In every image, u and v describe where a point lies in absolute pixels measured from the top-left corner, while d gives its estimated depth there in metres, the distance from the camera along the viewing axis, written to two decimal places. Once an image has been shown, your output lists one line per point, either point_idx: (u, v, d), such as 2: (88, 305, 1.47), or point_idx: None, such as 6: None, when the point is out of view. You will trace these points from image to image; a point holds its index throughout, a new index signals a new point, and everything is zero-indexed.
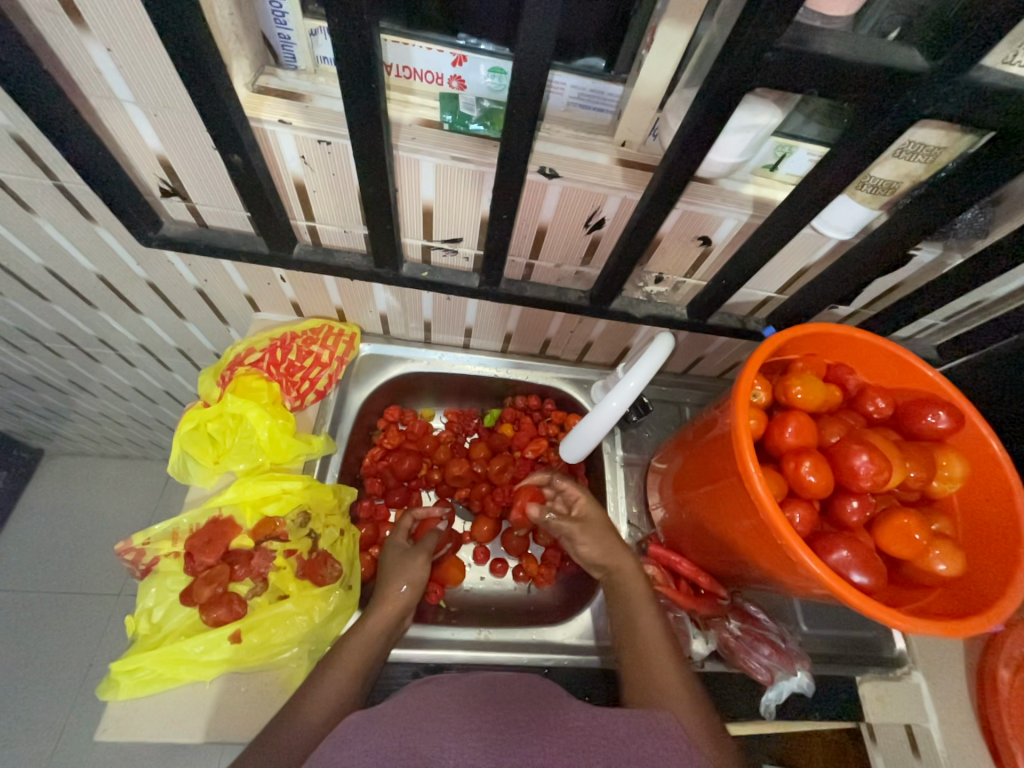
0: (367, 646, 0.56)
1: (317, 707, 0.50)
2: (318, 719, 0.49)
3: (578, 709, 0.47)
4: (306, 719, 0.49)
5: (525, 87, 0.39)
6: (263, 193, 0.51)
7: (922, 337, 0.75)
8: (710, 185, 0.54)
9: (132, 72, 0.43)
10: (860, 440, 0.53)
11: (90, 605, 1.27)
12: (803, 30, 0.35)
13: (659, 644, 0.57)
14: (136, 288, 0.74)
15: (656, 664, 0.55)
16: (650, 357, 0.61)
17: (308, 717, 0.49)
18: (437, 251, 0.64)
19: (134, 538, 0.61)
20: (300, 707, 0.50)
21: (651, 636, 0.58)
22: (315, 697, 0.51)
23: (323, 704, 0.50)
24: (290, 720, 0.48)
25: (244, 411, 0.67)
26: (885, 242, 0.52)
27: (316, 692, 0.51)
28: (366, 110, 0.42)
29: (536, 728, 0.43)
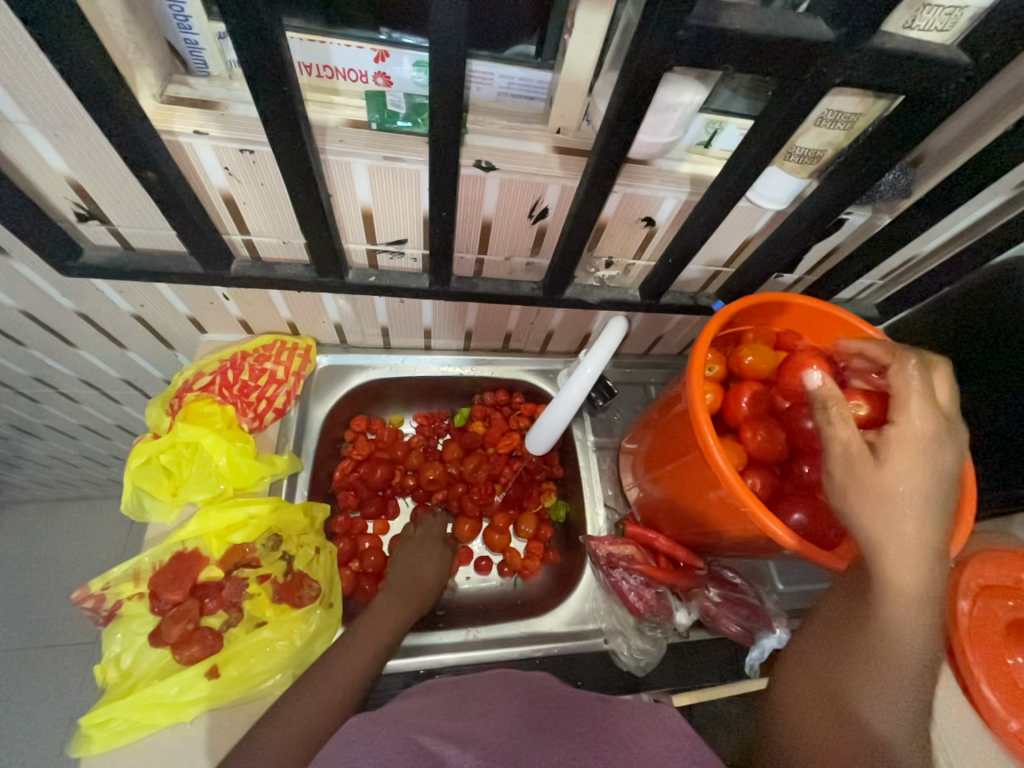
0: (384, 634, 0.60)
1: (313, 707, 0.51)
2: (312, 720, 0.50)
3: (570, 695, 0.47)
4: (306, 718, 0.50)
5: (445, 78, 0.38)
6: (187, 210, 0.49)
7: (864, 297, 0.78)
8: (647, 166, 0.54)
9: (20, 90, 0.40)
10: (810, 403, 0.55)
11: (64, 657, 1.21)
12: (712, 6, 0.36)
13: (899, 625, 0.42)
14: (67, 320, 0.69)
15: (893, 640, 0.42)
16: (606, 342, 0.62)
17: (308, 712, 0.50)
18: (383, 255, 0.63)
19: (92, 583, 0.58)
20: (293, 708, 0.50)
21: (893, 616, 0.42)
22: (312, 693, 0.52)
23: (322, 699, 0.51)
24: (287, 717, 0.49)
25: (198, 439, 0.64)
26: (816, 209, 0.54)
27: (319, 685, 0.53)
28: (281, 113, 0.40)
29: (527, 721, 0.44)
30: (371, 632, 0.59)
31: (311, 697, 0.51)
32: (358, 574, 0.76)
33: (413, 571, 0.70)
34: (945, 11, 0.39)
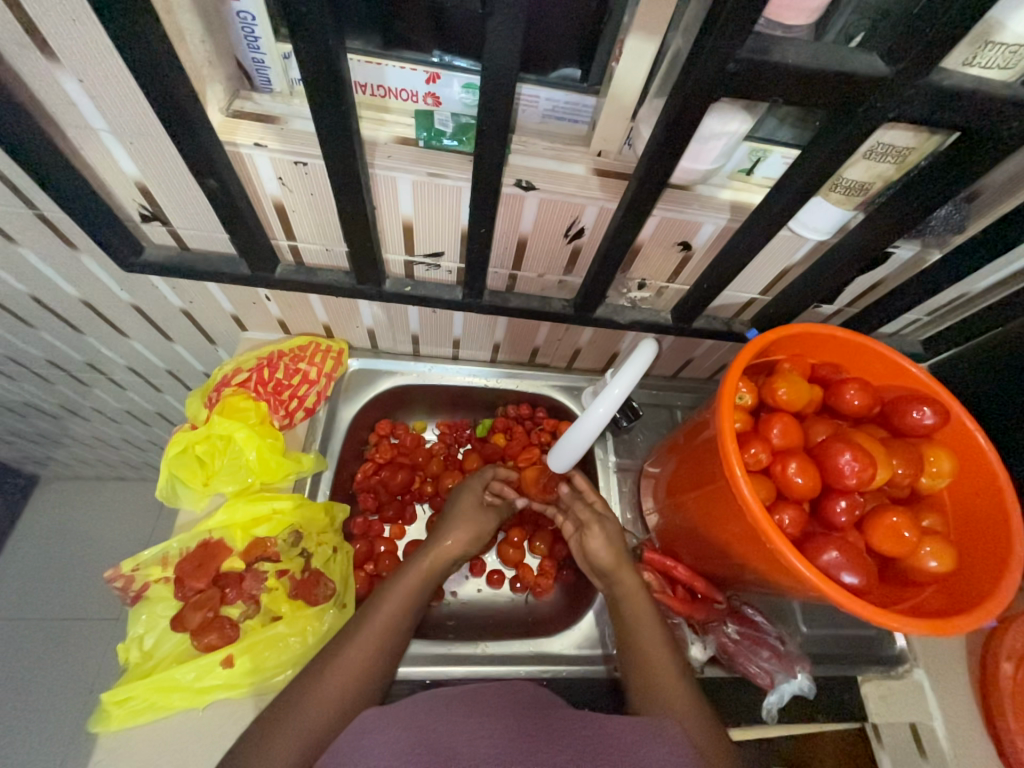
0: (405, 620, 0.57)
1: (327, 694, 0.50)
2: (332, 702, 0.49)
3: (580, 718, 0.46)
4: (321, 704, 0.49)
5: (495, 102, 0.40)
6: (241, 215, 0.51)
7: (907, 332, 0.75)
8: (687, 191, 0.54)
9: (104, 100, 0.44)
10: (845, 439, 0.53)
11: (88, 630, 1.26)
12: (765, 39, 0.36)
13: (660, 652, 0.56)
14: (122, 312, 0.74)
15: (660, 671, 0.55)
16: (635, 363, 0.61)
17: (323, 701, 0.49)
18: (419, 266, 0.65)
19: (124, 564, 0.61)
20: (308, 697, 0.49)
21: (653, 646, 0.57)
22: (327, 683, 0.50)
23: (337, 689, 0.50)
24: (303, 705, 0.49)
25: (231, 432, 0.67)
26: (862, 241, 0.52)
27: (333, 676, 0.51)
28: (337, 128, 0.42)
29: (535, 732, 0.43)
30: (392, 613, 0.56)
31: (325, 690, 0.50)
32: (372, 577, 0.76)
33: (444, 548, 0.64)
34: (1010, 49, 0.38)
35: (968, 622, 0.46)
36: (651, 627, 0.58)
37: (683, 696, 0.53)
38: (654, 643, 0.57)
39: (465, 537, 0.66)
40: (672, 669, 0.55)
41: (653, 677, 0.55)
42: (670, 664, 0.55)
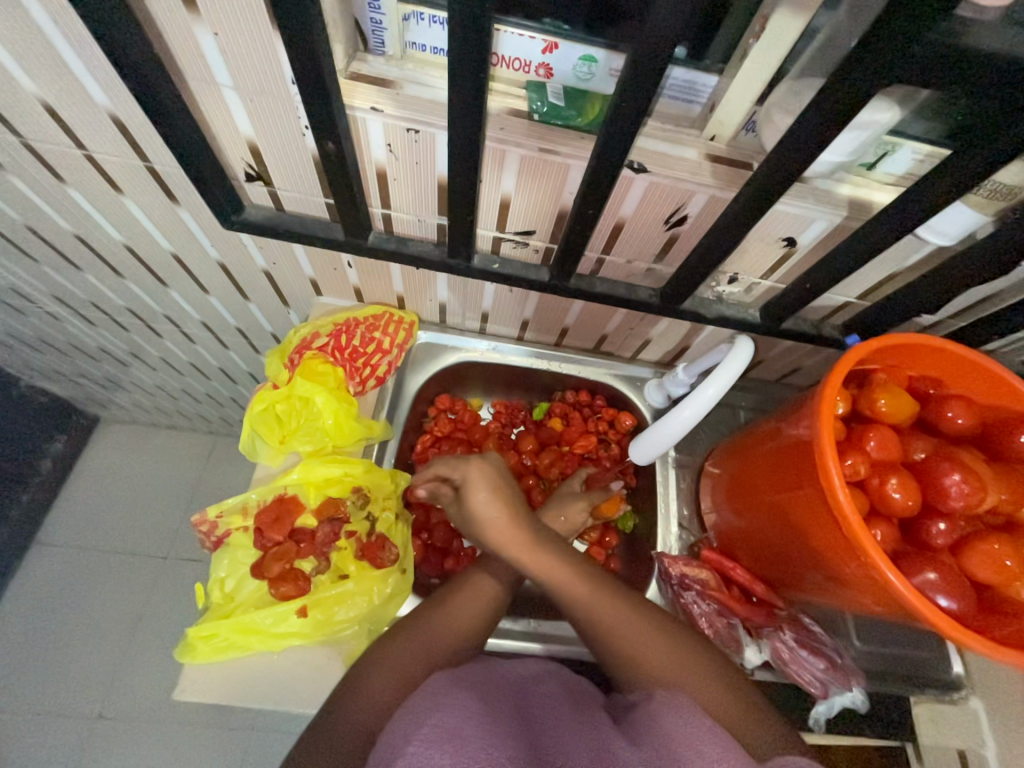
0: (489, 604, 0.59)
1: (391, 681, 0.50)
2: (415, 661, 0.52)
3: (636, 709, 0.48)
4: (412, 663, 0.52)
5: (638, 75, 0.38)
6: (349, 180, 0.51)
7: (1008, 351, 0.71)
8: (805, 183, 0.52)
9: (234, 55, 0.44)
10: (948, 457, 0.50)
11: (141, 564, 1.35)
12: (953, 21, 0.33)
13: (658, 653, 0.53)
14: (208, 267, 0.76)
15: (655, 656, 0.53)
16: (729, 364, 0.59)
17: (412, 661, 0.52)
18: (507, 243, 0.64)
19: (208, 510, 0.64)
20: (374, 679, 0.50)
21: (624, 628, 0.55)
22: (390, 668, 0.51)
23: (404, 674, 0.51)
24: (391, 657, 0.52)
25: (312, 394, 0.69)
26: (998, 250, 0.48)
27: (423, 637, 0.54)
28: (466, 96, 0.41)
29: (591, 744, 0.44)
30: (466, 601, 0.58)
31: (388, 674, 0.50)
32: (427, 546, 0.78)
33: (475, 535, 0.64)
34: None
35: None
36: (613, 607, 0.57)
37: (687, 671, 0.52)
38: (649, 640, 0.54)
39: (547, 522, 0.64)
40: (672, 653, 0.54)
41: (640, 667, 0.53)
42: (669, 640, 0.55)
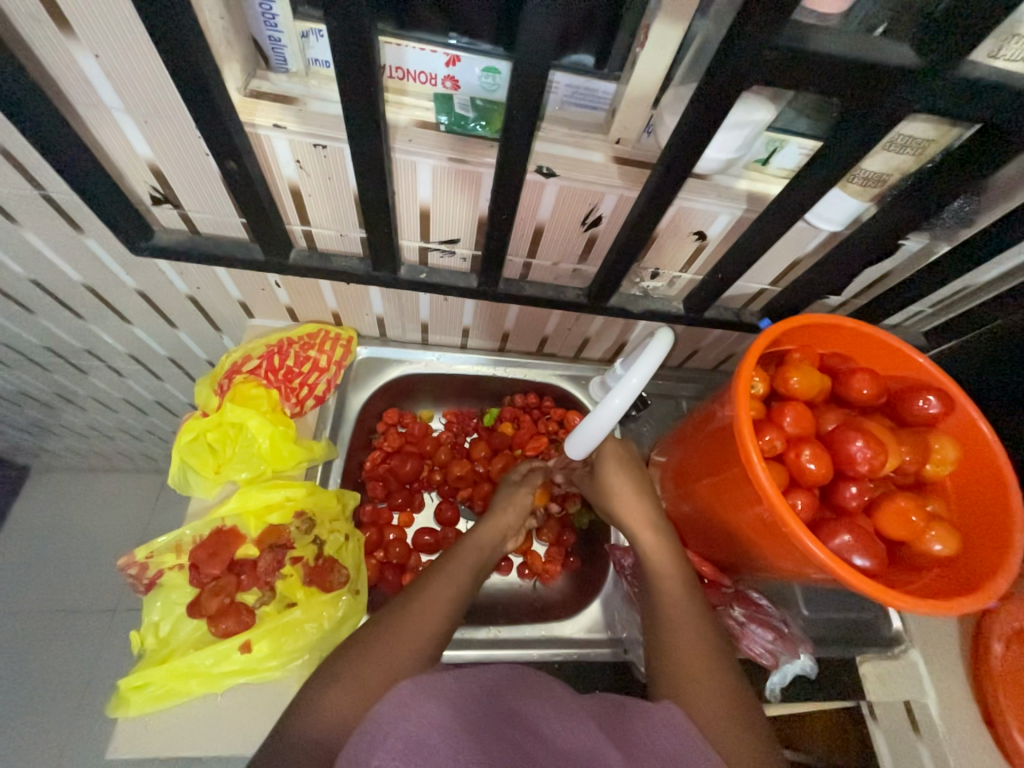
0: (451, 607, 0.57)
1: (353, 691, 0.47)
2: (377, 674, 0.49)
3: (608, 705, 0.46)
4: (371, 675, 0.49)
5: (527, 85, 0.39)
6: (260, 199, 0.50)
7: (910, 324, 0.77)
8: (705, 181, 0.54)
9: (120, 78, 0.43)
10: (856, 426, 0.54)
11: (85, 620, 1.26)
12: (800, 27, 0.36)
13: (693, 644, 0.54)
14: (126, 297, 0.72)
15: (686, 641, 0.54)
16: (651, 354, 0.60)
17: (371, 673, 0.49)
18: (434, 253, 0.64)
19: (137, 552, 0.61)
20: (333, 692, 0.47)
21: (687, 638, 0.55)
22: (353, 681, 0.48)
23: (369, 682, 0.48)
24: (351, 670, 0.49)
25: (244, 420, 0.66)
26: (877, 232, 0.53)
27: (385, 644, 0.51)
28: (364, 110, 0.41)
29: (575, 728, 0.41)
30: (440, 602, 0.56)
31: (349, 690, 0.47)
32: (383, 564, 0.77)
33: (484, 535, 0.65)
34: None
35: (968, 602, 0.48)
36: (689, 621, 0.56)
37: (718, 695, 0.50)
38: (688, 626, 0.55)
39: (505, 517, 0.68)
40: (704, 644, 0.54)
41: (679, 660, 0.53)
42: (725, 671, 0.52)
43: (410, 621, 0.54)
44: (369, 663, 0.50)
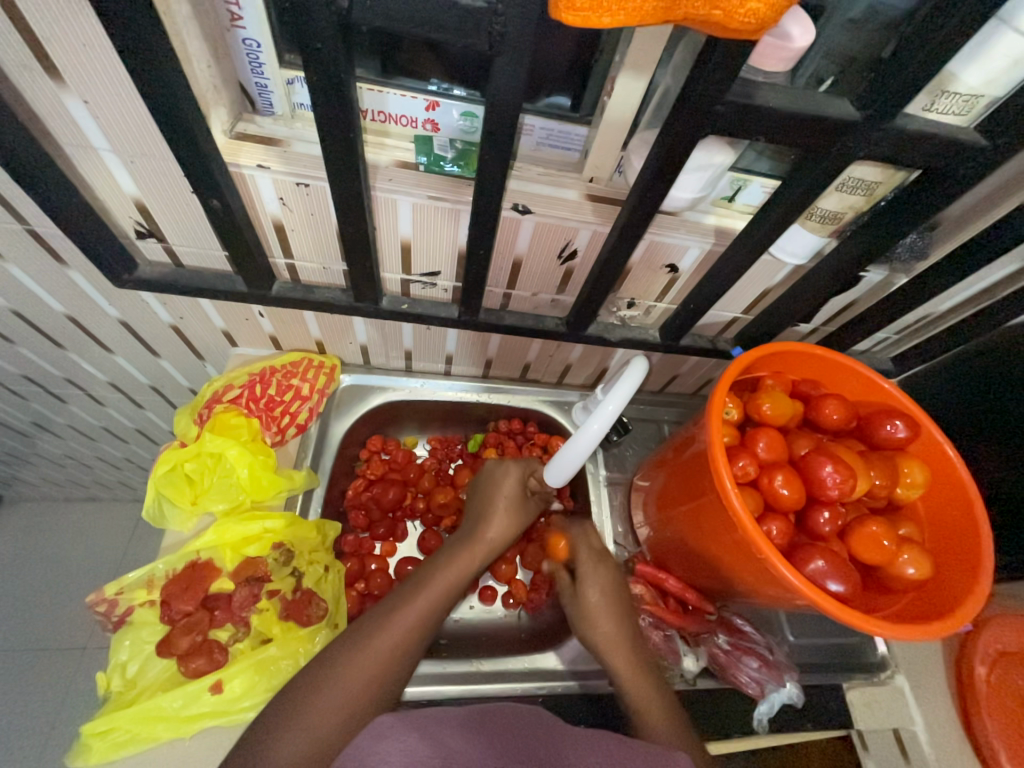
0: (438, 608, 0.57)
1: (340, 695, 0.49)
2: (358, 687, 0.49)
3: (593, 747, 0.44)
4: (351, 691, 0.49)
5: (497, 133, 0.42)
6: (243, 234, 0.52)
7: (879, 350, 0.79)
8: (675, 217, 0.57)
9: (108, 122, 0.44)
10: (826, 451, 0.56)
11: (54, 659, 1.20)
12: (747, 84, 0.39)
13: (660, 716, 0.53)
14: (109, 326, 0.72)
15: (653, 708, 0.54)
16: (627, 381, 0.62)
17: (350, 686, 0.49)
18: (416, 285, 0.66)
19: (107, 588, 0.59)
20: (323, 692, 0.49)
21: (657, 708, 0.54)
22: (335, 691, 0.49)
23: (354, 683, 0.50)
24: (333, 682, 0.49)
25: (223, 450, 0.66)
26: (837, 266, 0.56)
27: (363, 656, 0.51)
28: (344, 153, 0.43)
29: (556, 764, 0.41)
30: (419, 609, 0.55)
31: (327, 710, 0.48)
32: (363, 596, 0.75)
33: (479, 535, 0.64)
34: (963, 98, 0.42)
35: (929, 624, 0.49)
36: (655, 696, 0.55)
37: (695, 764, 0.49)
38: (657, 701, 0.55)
39: (505, 517, 0.66)
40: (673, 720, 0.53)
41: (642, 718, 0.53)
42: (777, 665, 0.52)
43: (394, 627, 0.54)
44: (351, 673, 0.50)
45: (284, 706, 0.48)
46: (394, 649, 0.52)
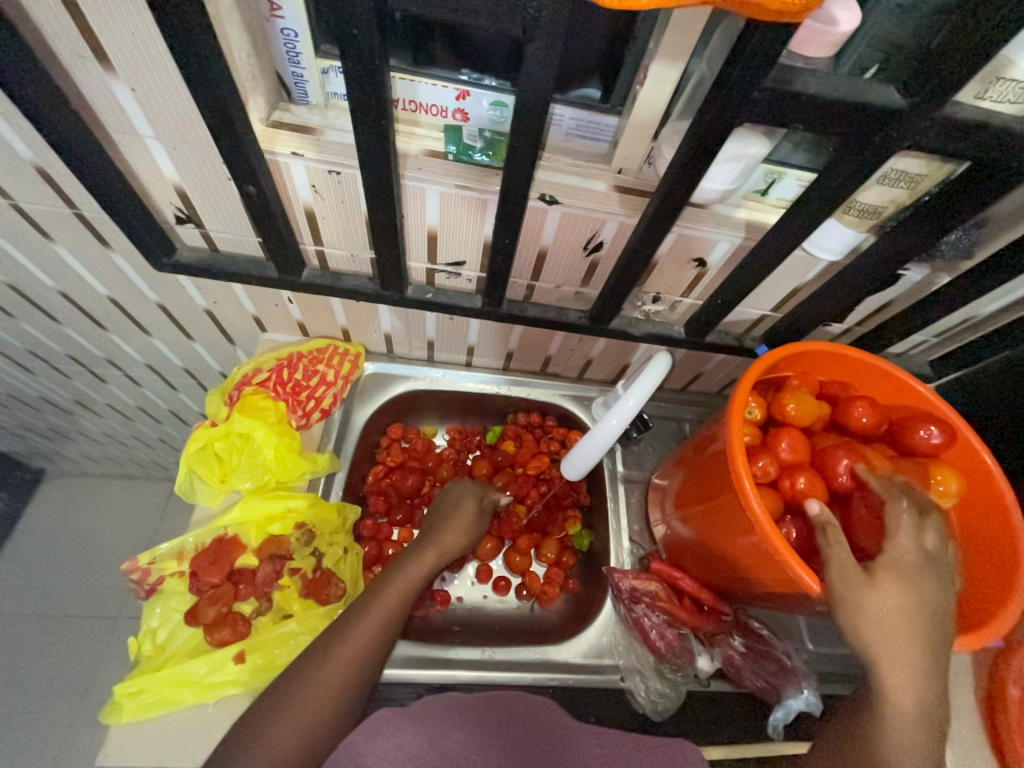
0: (400, 605, 0.57)
1: (325, 686, 0.50)
2: (339, 681, 0.50)
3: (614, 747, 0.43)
4: (331, 688, 0.50)
5: (527, 121, 0.42)
6: (276, 220, 0.53)
7: (916, 353, 0.76)
8: (704, 210, 0.56)
9: (154, 109, 0.46)
10: (853, 455, 0.54)
11: (89, 625, 1.26)
12: (786, 70, 0.38)
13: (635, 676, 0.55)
14: (147, 309, 0.75)
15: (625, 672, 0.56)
16: (649, 376, 0.62)
17: (329, 681, 0.50)
18: (441, 274, 0.67)
19: (140, 557, 0.62)
20: (301, 690, 0.49)
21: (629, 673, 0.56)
22: (315, 688, 0.49)
23: (329, 685, 0.50)
24: (310, 682, 0.50)
25: (251, 431, 0.68)
26: (874, 262, 0.54)
27: (340, 652, 0.52)
28: (376, 140, 0.44)
29: None
30: (391, 605, 0.56)
31: (307, 707, 0.48)
32: None
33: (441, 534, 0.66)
34: (1019, 85, 0.40)
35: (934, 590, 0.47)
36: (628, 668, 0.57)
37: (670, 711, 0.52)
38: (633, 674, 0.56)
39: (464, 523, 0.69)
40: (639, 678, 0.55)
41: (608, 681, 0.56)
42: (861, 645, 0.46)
43: (369, 623, 0.54)
44: (330, 669, 0.51)
45: (269, 697, 0.49)
46: (365, 651, 0.53)
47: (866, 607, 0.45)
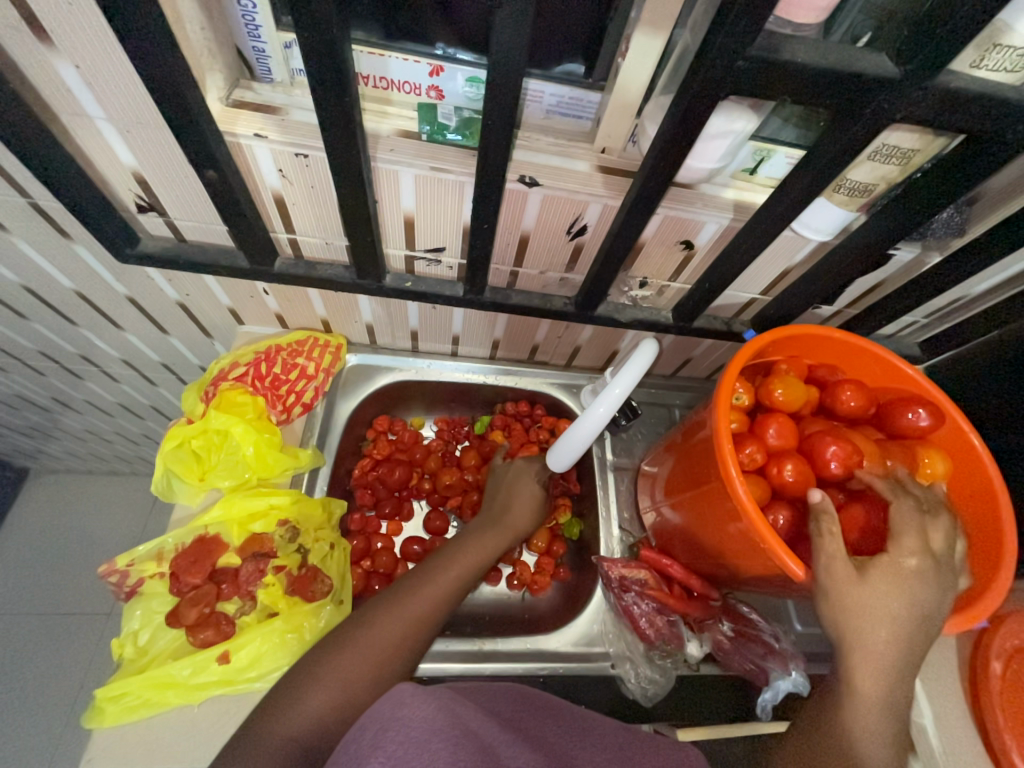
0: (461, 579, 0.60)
1: (325, 697, 0.48)
2: (389, 643, 0.52)
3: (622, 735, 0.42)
4: (384, 648, 0.52)
5: (500, 95, 0.39)
6: (242, 207, 0.51)
7: (906, 334, 0.76)
8: (692, 190, 0.54)
9: (102, 88, 0.43)
10: (841, 440, 0.53)
11: (81, 623, 1.26)
12: (773, 37, 0.36)
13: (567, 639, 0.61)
14: (117, 303, 0.72)
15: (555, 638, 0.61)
16: (635, 363, 0.60)
17: (382, 643, 0.52)
18: (420, 261, 0.64)
19: (118, 559, 0.60)
20: (352, 649, 0.51)
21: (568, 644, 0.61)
22: (370, 645, 0.52)
23: (380, 645, 0.52)
24: (364, 640, 0.52)
25: (228, 427, 0.66)
26: (864, 242, 0.52)
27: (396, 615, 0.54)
28: (340, 120, 0.41)
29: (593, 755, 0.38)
30: (451, 579, 0.59)
31: (360, 662, 0.50)
32: (369, 573, 0.76)
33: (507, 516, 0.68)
34: (1018, 51, 0.38)
35: (933, 596, 0.46)
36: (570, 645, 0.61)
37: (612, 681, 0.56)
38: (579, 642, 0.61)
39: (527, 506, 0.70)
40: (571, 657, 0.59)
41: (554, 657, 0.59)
42: (837, 640, 0.46)
43: (426, 592, 0.57)
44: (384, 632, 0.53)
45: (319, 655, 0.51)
46: (420, 617, 0.55)
47: (848, 604, 0.45)
